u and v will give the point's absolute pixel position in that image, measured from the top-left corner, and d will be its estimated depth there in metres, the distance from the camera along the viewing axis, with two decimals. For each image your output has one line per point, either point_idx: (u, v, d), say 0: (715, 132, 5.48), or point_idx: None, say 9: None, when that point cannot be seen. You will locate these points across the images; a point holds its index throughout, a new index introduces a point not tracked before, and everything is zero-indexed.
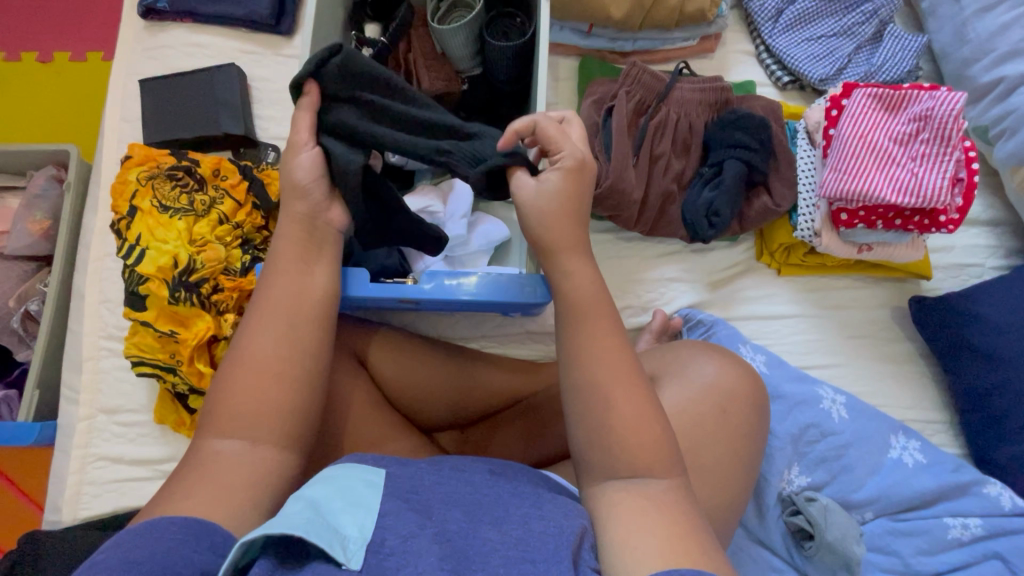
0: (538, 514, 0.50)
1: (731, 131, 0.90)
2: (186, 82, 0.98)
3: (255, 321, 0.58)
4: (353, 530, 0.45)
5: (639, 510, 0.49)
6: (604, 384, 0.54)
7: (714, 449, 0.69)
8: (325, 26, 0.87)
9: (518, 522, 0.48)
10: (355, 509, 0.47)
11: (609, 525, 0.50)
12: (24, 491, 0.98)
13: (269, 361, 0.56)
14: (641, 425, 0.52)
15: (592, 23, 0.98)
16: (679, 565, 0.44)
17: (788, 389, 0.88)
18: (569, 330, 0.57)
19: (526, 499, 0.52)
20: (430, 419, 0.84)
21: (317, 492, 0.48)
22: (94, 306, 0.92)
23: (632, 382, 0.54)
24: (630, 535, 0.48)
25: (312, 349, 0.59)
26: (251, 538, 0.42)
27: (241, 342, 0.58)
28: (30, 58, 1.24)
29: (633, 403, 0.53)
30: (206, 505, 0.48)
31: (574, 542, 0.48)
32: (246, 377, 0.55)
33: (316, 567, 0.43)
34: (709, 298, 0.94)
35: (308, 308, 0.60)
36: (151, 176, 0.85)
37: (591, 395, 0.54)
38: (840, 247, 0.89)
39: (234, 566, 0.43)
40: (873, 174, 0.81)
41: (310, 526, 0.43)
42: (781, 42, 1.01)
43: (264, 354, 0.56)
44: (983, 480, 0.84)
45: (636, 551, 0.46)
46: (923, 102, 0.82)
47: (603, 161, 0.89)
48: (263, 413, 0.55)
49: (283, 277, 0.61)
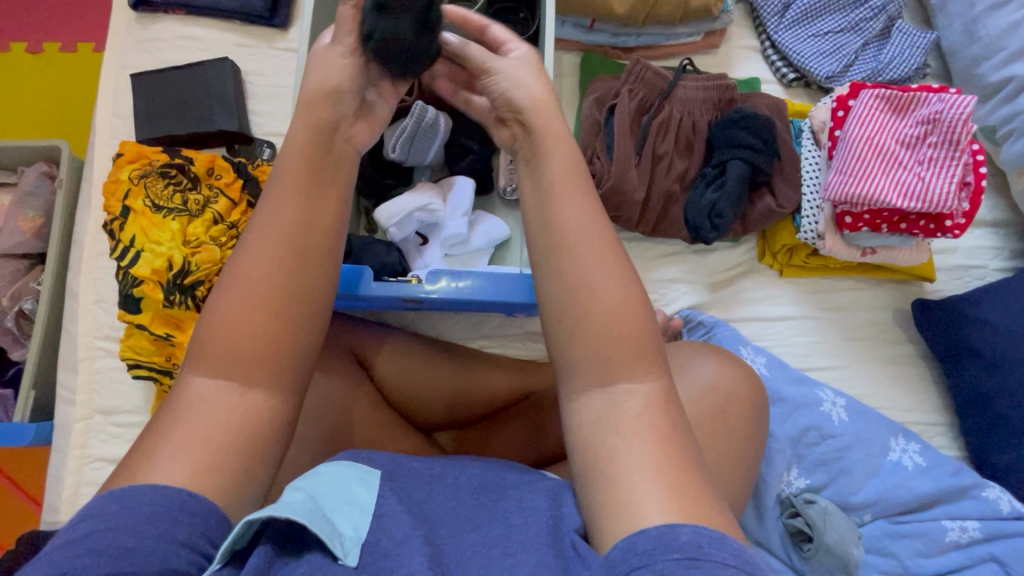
0: (518, 506, 0.52)
1: (736, 131, 0.88)
2: (179, 76, 0.95)
3: (251, 250, 0.52)
4: (348, 528, 0.46)
5: (613, 447, 0.48)
6: (596, 284, 0.51)
7: (713, 448, 0.69)
8: (323, 19, 0.84)
9: (499, 520, 0.50)
10: (351, 508, 0.48)
11: (595, 479, 0.48)
12: (21, 490, 0.97)
13: (254, 307, 0.51)
14: (618, 312, 0.51)
15: (595, 18, 0.95)
16: (650, 524, 0.43)
17: (788, 391, 0.87)
18: (588, 262, 0.52)
19: (506, 496, 0.54)
20: (431, 416, 0.85)
21: (314, 486, 0.49)
22: (88, 305, 0.91)
23: (609, 263, 0.52)
24: (608, 490, 0.46)
25: (313, 298, 0.54)
26: (255, 520, 0.42)
27: (238, 274, 0.52)
28: (20, 48, 1.22)
29: (609, 288, 0.52)
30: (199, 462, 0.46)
31: (551, 524, 0.49)
32: (239, 314, 0.50)
33: (312, 559, 0.44)
34: (710, 299, 0.94)
35: (315, 243, 0.54)
36: (143, 175, 0.84)
37: (573, 284, 0.52)
38: (843, 250, 0.87)
39: (231, 550, 0.42)
40: (878, 177, 0.79)
41: (313, 517, 0.44)
42: (787, 38, 0.99)
43: (259, 289, 0.51)
44: (982, 484, 0.84)
45: (615, 502, 0.45)
46: (931, 104, 0.80)
47: (605, 161, 0.87)
48: (251, 357, 0.50)
49: (277, 215, 0.53)
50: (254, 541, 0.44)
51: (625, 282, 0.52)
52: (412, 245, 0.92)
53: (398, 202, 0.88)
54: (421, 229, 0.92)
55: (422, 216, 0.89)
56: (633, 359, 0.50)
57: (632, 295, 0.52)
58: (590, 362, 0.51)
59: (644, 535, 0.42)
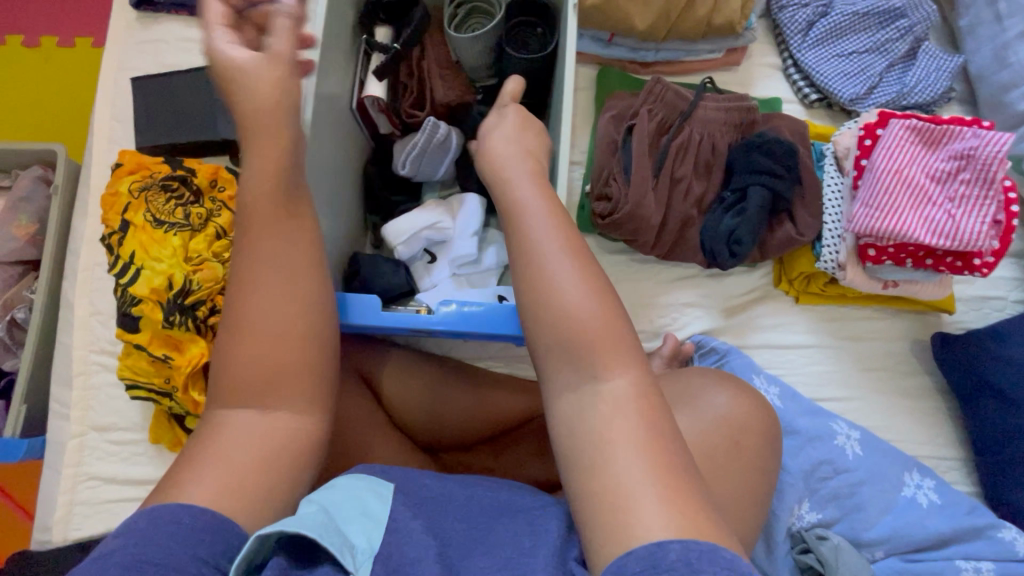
0: (528, 527, 0.50)
1: (757, 156, 0.85)
2: (182, 81, 0.92)
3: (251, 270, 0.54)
4: (362, 541, 0.45)
5: (593, 462, 0.45)
6: (566, 292, 0.51)
7: (726, 485, 0.66)
8: (335, 28, 0.81)
9: (509, 542, 0.48)
10: (364, 520, 0.47)
11: (579, 496, 0.45)
12: (12, 503, 0.94)
13: (266, 323, 0.52)
14: (592, 313, 0.50)
15: (614, 32, 0.92)
16: (636, 545, 0.40)
17: (803, 424, 0.86)
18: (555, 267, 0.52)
19: (516, 514, 0.52)
20: (436, 438, 0.82)
21: (327, 496, 0.47)
22: (84, 317, 0.88)
23: (582, 260, 0.52)
24: (593, 510, 0.44)
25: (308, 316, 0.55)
26: (265, 535, 0.41)
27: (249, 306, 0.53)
28: (15, 42, 1.18)
29: (582, 293, 0.50)
30: (212, 498, 0.45)
31: (557, 548, 0.47)
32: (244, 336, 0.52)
33: (324, 572, 0.43)
34: (724, 324, 0.91)
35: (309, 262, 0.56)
36: (143, 188, 0.81)
37: (542, 293, 0.51)
38: (864, 282, 0.85)
39: (246, 564, 0.42)
40: (906, 212, 0.77)
41: (324, 530, 0.43)
42: (810, 57, 0.96)
43: (263, 312, 0.53)
44: (997, 524, 0.82)
45: (599, 520, 0.43)
46: (966, 139, 0.77)
47: (621, 184, 0.84)
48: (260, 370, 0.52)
49: (276, 231, 0.55)
50: (270, 554, 0.44)
51: (599, 291, 0.51)
52: (420, 264, 0.89)
53: (407, 220, 0.87)
54: (430, 247, 0.89)
55: (433, 234, 0.87)
56: (612, 366, 0.48)
57: (608, 304, 0.51)
58: (567, 365, 0.50)
59: (633, 555, 0.40)
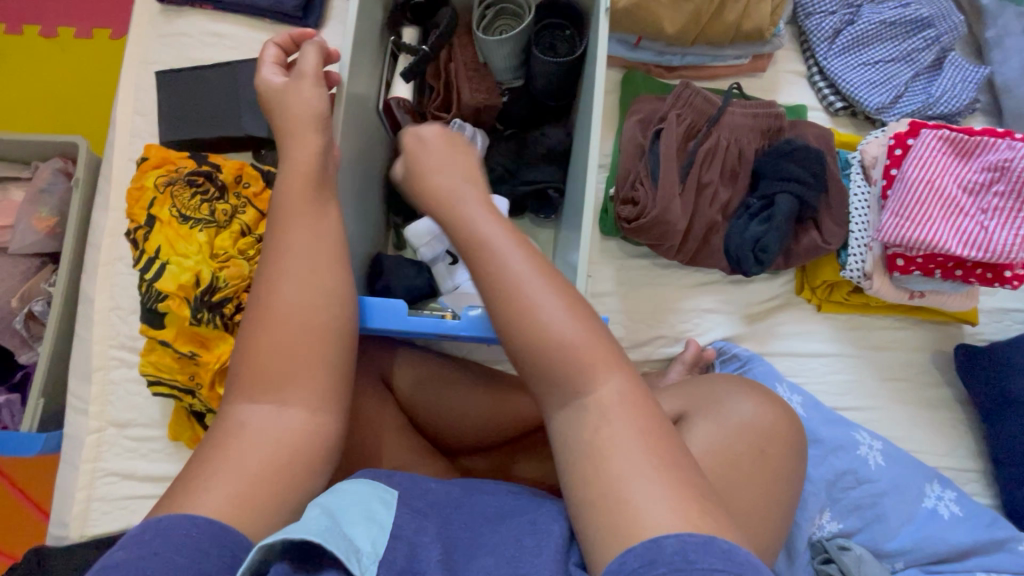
0: (532, 528, 0.48)
1: (785, 163, 0.85)
2: (206, 76, 0.91)
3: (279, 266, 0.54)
4: (366, 544, 0.44)
5: (591, 471, 0.44)
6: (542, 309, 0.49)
7: (753, 496, 0.65)
8: (365, 26, 0.80)
9: (509, 541, 0.47)
10: (369, 523, 0.46)
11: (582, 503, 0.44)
12: (27, 497, 0.94)
13: (287, 320, 0.52)
14: (573, 329, 0.48)
15: (641, 35, 0.92)
16: (634, 543, 0.40)
17: (824, 433, 0.85)
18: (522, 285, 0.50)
19: (521, 515, 0.51)
20: (453, 439, 0.82)
21: (330, 501, 0.46)
22: (103, 312, 0.87)
23: (547, 274, 0.50)
24: (596, 516, 0.43)
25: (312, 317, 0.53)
26: (270, 542, 0.40)
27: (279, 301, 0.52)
28: (33, 32, 1.17)
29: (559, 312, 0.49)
30: (254, 496, 0.45)
31: (560, 549, 0.46)
32: (266, 331, 0.52)
33: None
34: (746, 331, 0.91)
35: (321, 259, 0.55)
36: (170, 182, 0.80)
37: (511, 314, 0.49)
38: (891, 291, 0.85)
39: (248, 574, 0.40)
40: (937, 223, 0.76)
41: (327, 533, 0.41)
42: (837, 65, 0.96)
43: (289, 309, 0.52)
44: (1018, 537, 0.82)
45: (601, 525, 0.42)
46: (999, 151, 0.77)
47: (648, 189, 0.84)
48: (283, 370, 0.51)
49: (308, 228, 0.57)
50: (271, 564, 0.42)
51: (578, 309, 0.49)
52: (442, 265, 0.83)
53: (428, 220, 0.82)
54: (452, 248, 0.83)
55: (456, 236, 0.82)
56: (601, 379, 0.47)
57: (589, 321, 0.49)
58: (551, 378, 0.48)
59: (633, 554, 0.39)
